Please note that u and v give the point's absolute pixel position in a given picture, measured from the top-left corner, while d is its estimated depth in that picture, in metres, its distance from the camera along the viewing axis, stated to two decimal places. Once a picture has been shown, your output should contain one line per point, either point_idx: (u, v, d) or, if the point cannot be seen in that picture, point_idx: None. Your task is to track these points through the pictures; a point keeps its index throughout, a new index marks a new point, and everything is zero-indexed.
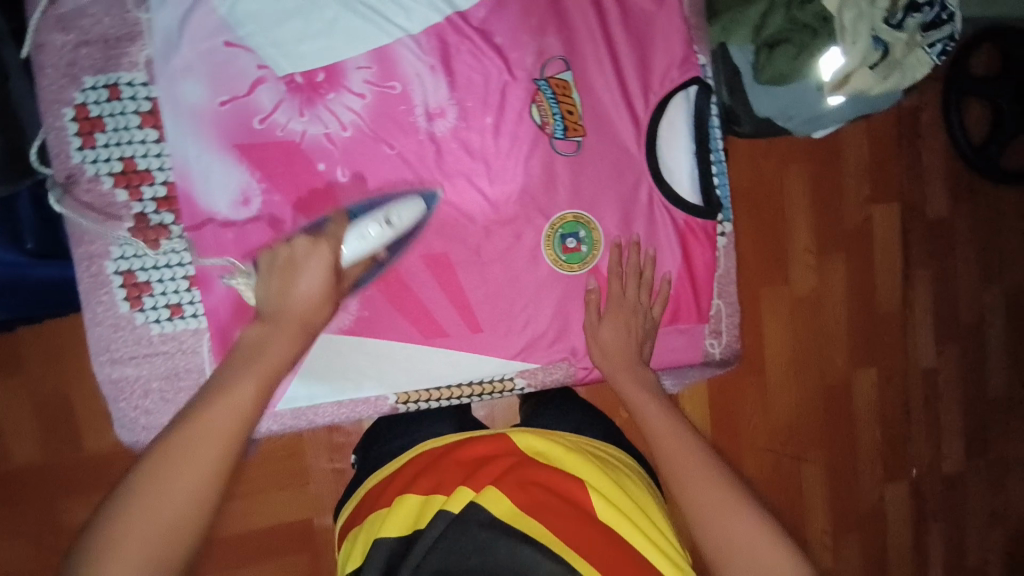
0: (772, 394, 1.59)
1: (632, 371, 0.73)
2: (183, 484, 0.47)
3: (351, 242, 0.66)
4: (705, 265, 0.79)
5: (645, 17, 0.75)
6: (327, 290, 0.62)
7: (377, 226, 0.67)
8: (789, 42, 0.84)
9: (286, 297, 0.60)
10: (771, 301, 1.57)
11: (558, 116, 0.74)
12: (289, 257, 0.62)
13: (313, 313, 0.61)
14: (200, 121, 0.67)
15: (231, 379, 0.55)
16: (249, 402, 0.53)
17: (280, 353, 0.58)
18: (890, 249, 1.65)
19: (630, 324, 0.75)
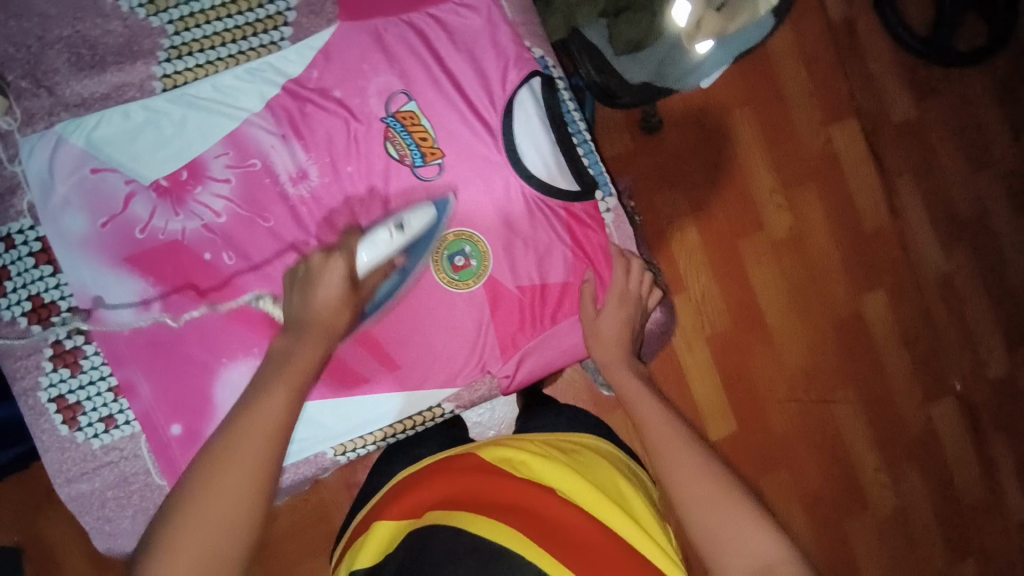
0: (780, 344, 1.52)
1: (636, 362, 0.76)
2: (234, 481, 0.53)
3: (366, 254, 0.71)
4: (601, 250, 0.79)
5: (470, 29, 0.77)
6: (345, 300, 0.68)
7: (387, 233, 0.72)
8: (631, 8, 0.85)
9: (311, 307, 0.66)
10: (751, 251, 1.51)
11: (413, 146, 0.76)
12: (309, 269, 0.69)
13: (336, 320, 0.67)
14: (88, 245, 0.73)
15: (260, 393, 0.60)
16: (282, 408, 0.59)
17: (304, 360, 0.63)
18: (864, 165, 1.56)
19: (627, 316, 0.77)
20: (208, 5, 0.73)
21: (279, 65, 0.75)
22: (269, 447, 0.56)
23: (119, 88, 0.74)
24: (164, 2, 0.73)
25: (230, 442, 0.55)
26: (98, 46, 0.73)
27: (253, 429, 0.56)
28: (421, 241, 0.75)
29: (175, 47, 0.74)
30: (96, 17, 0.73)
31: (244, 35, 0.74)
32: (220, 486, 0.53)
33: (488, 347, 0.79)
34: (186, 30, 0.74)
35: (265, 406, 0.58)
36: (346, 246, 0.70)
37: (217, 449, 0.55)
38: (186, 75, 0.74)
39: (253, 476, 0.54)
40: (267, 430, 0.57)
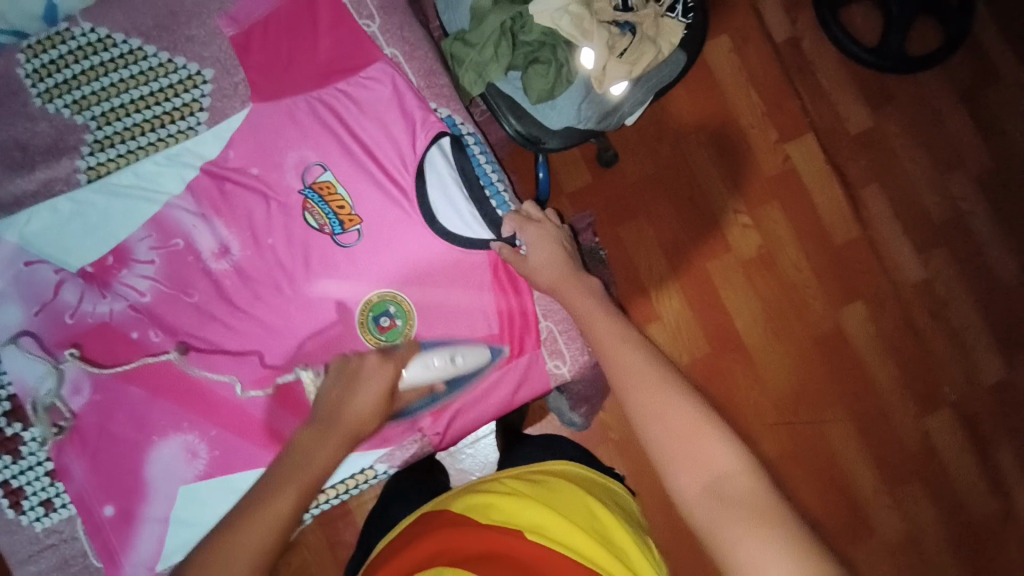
0: (760, 365, 1.49)
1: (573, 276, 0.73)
2: (239, 565, 0.54)
3: (417, 370, 0.76)
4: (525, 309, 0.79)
5: (377, 98, 0.79)
6: (381, 410, 0.71)
7: (440, 358, 0.77)
8: (539, 61, 0.88)
9: (345, 406, 0.69)
10: (720, 275, 1.50)
11: (331, 214, 0.79)
12: (357, 368, 0.73)
13: (364, 427, 0.69)
14: (20, 335, 0.76)
15: (269, 495, 0.61)
16: (288, 508, 0.60)
17: (322, 459, 0.65)
18: (826, 179, 1.54)
19: (551, 241, 0.76)
20: (127, 99, 0.78)
21: (197, 148, 0.78)
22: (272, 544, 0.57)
23: (47, 184, 0.77)
24: (86, 101, 0.78)
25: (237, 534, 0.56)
26: (29, 147, 0.78)
27: (256, 526, 0.57)
28: (466, 376, 0.78)
29: (98, 140, 0.78)
30: (26, 121, 0.78)
31: (162, 123, 0.78)
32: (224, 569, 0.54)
33: (416, 405, 0.79)
34: (108, 125, 0.78)
35: (271, 504, 0.59)
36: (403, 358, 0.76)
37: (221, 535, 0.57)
38: (110, 165, 0.78)
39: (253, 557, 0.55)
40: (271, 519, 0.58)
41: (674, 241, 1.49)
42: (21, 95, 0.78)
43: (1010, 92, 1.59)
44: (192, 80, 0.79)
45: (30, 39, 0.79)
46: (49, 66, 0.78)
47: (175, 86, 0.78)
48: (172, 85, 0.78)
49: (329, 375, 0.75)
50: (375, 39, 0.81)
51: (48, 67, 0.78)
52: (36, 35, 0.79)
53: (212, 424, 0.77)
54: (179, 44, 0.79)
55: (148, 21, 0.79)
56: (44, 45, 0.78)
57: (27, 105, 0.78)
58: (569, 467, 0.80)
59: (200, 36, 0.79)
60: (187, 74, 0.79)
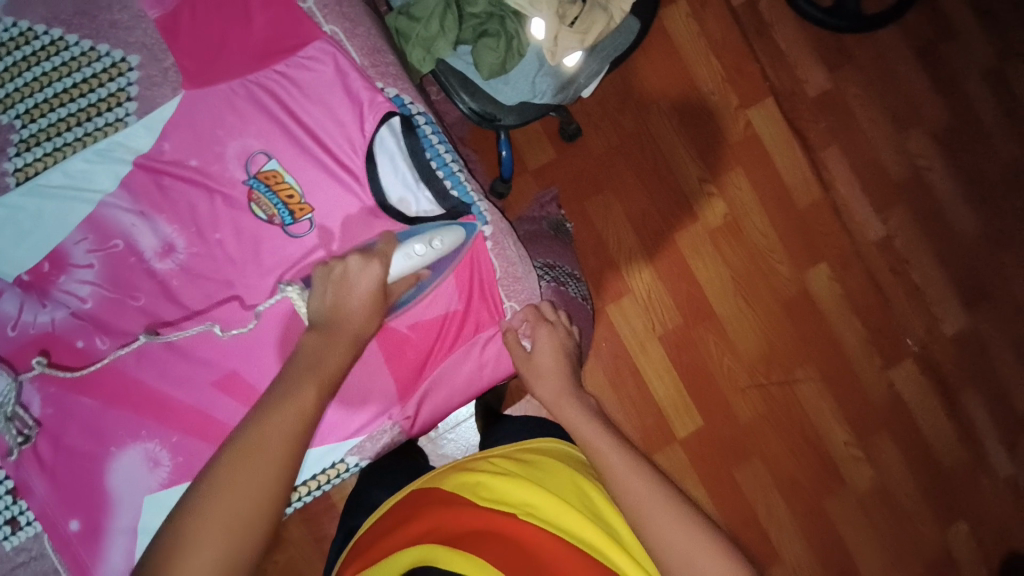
0: (733, 331, 1.52)
1: (572, 398, 0.76)
2: (255, 470, 0.57)
3: (399, 261, 0.71)
4: (489, 284, 0.77)
5: (319, 79, 0.76)
6: (376, 306, 0.69)
7: (425, 246, 0.72)
8: (488, 33, 0.85)
9: (341, 313, 0.68)
10: (688, 244, 1.51)
11: (280, 205, 0.76)
12: (342, 271, 0.70)
13: (367, 326, 0.69)
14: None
15: (288, 391, 0.63)
16: (310, 405, 0.62)
17: (333, 365, 0.66)
18: (788, 142, 1.55)
19: (560, 344, 0.77)
20: (50, 93, 0.73)
21: (132, 141, 0.74)
22: (293, 440, 0.60)
23: None
24: (7, 98, 0.73)
25: (254, 436, 0.59)
26: None
27: (274, 426, 0.60)
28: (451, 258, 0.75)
29: (24, 140, 0.73)
30: None
31: (90, 116, 0.74)
32: (243, 472, 0.57)
33: (386, 391, 0.77)
34: (33, 122, 0.73)
35: (293, 400, 0.62)
36: (382, 245, 0.72)
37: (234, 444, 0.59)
38: (37, 165, 0.73)
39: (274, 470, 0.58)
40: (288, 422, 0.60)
41: (643, 213, 1.49)
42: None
43: (962, 48, 1.61)
44: (118, 68, 0.74)
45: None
46: None
47: (100, 75, 0.74)
48: (97, 75, 0.74)
49: (315, 285, 0.72)
50: (312, 17, 0.76)
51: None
52: None
53: (172, 429, 0.74)
54: (102, 31, 0.74)
55: (68, 9, 0.74)
56: None
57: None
58: (555, 445, 0.80)
59: (124, 21, 0.74)
60: (112, 62, 0.74)
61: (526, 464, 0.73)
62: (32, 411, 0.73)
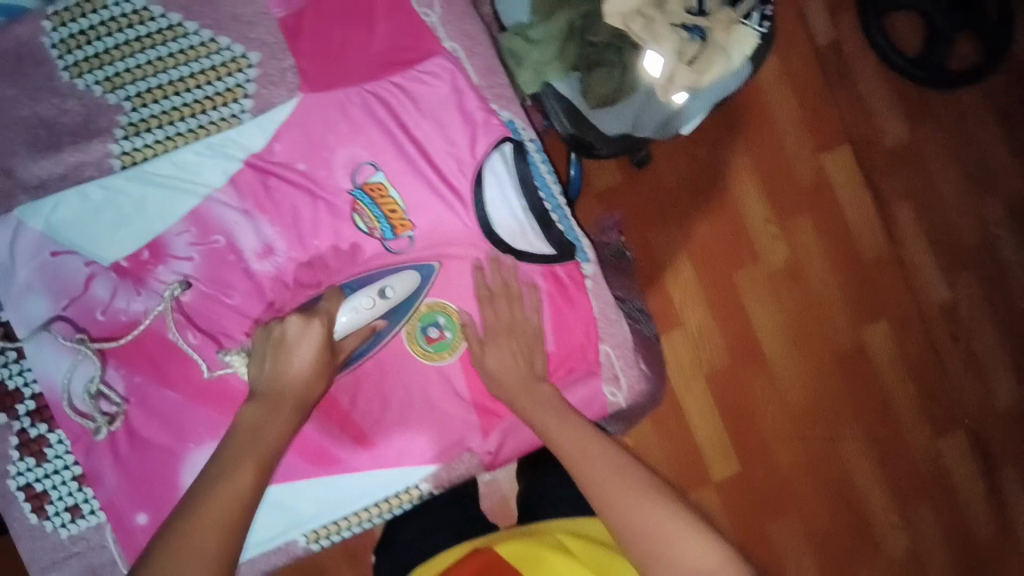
0: (780, 379, 1.48)
1: (532, 397, 0.70)
2: (194, 553, 0.52)
3: (345, 317, 0.69)
4: (586, 322, 0.75)
5: (436, 96, 0.74)
6: (321, 367, 0.66)
7: (368, 298, 0.70)
8: (603, 64, 0.82)
9: (282, 378, 0.65)
10: (745, 284, 1.46)
11: (382, 218, 0.75)
12: (282, 337, 0.66)
13: (311, 388, 0.65)
14: (49, 325, 0.71)
15: (219, 474, 0.59)
16: (246, 487, 0.58)
17: (272, 435, 0.62)
18: (860, 191, 1.51)
19: (512, 347, 0.73)
20: (166, 80, 0.71)
21: (241, 139, 0.73)
22: (234, 522, 0.56)
23: (76, 168, 0.71)
24: (120, 79, 0.71)
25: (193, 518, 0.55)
26: (55, 126, 0.71)
27: (207, 512, 0.55)
28: (406, 307, 0.74)
29: (133, 124, 0.71)
30: (53, 97, 0.71)
31: (204, 108, 0.72)
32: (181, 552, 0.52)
33: (471, 422, 0.75)
34: (144, 106, 0.71)
35: (231, 479, 0.58)
36: (326, 308, 0.69)
37: (179, 523, 0.55)
38: (145, 152, 0.72)
39: (214, 545, 0.54)
40: (233, 497, 0.57)
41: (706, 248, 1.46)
42: (45, 67, 0.72)
43: None
44: (237, 64, 0.72)
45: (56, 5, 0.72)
46: (78, 36, 0.71)
47: (219, 68, 0.72)
48: (214, 68, 0.72)
49: (255, 350, 0.69)
50: (434, 31, 0.74)
51: (78, 38, 0.72)
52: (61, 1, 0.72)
53: None
54: (223, 22, 0.72)
55: None
56: (69, 11, 0.72)
57: (53, 78, 0.72)
58: None
59: (247, 15, 0.72)
60: (231, 56, 0.72)
61: (582, 544, 0.70)
62: (117, 388, 0.72)
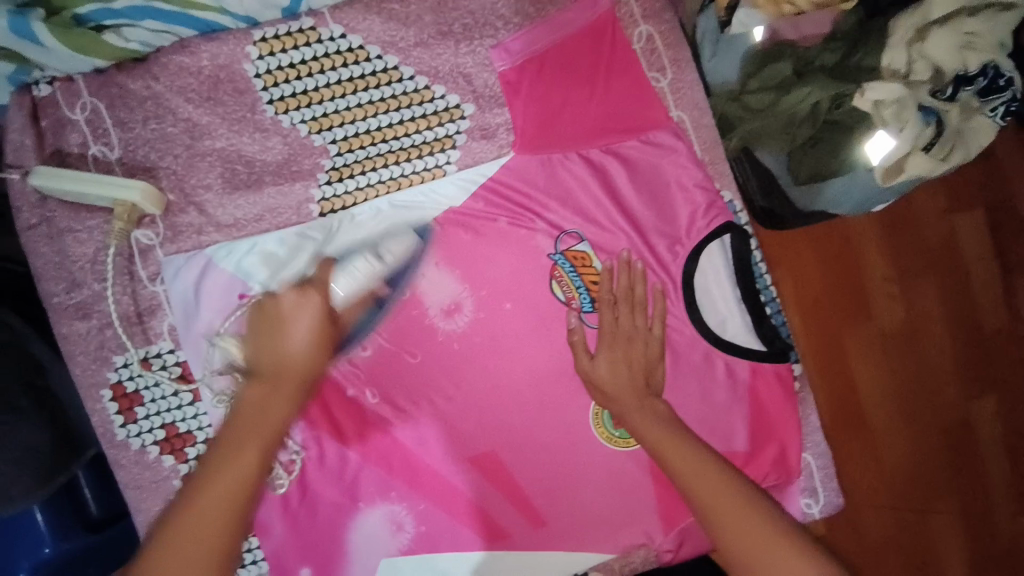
0: (872, 444, 1.16)
1: (643, 407, 0.63)
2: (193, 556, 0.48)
3: (345, 280, 0.61)
4: (793, 430, 0.71)
5: (655, 168, 0.70)
6: (325, 342, 0.56)
7: (366, 261, 0.63)
8: (823, 142, 0.74)
9: (280, 358, 0.54)
10: (853, 346, 1.16)
11: (582, 289, 0.70)
12: (275, 314, 0.56)
13: (313, 371, 0.56)
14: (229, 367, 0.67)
15: (216, 464, 0.51)
16: (252, 479, 0.51)
17: (274, 419, 0.53)
18: (987, 257, 1.19)
19: (630, 357, 0.65)
20: (375, 125, 0.67)
21: (445, 194, 0.69)
22: (226, 530, 0.50)
23: (274, 211, 0.67)
24: (327, 120, 0.66)
25: (196, 512, 0.49)
26: (255, 163, 0.66)
27: (206, 512, 0.49)
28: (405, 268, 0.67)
29: (337, 168, 0.67)
30: (254, 130, 0.66)
31: (410, 157, 0.68)
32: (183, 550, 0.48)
33: (650, 514, 0.71)
34: (351, 151, 0.67)
35: (233, 467, 0.51)
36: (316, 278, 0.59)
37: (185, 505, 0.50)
38: (346, 199, 0.68)
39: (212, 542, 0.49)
40: (235, 484, 0.51)
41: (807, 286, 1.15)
42: (247, 98, 0.65)
43: None
44: (451, 113, 0.68)
45: (263, 30, 0.65)
46: (286, 68, 0.65)
47: (430, 116, 0.67)
48: (425, 116, 0.67)
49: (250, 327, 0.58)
50: (663, 99, 0.70)
51: (285, 71, 0.65)
52: (267, 26, 0.65)
53: (419, 497, 0.70)
54: (443, 70, 0.67)
55: (410, 37, 0.66)
56: (279, 38, 0.65)
57: (255, 110, 0.65)
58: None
59: (468, 66, 0.67)
60: (445, 106, 0.68)
61: None
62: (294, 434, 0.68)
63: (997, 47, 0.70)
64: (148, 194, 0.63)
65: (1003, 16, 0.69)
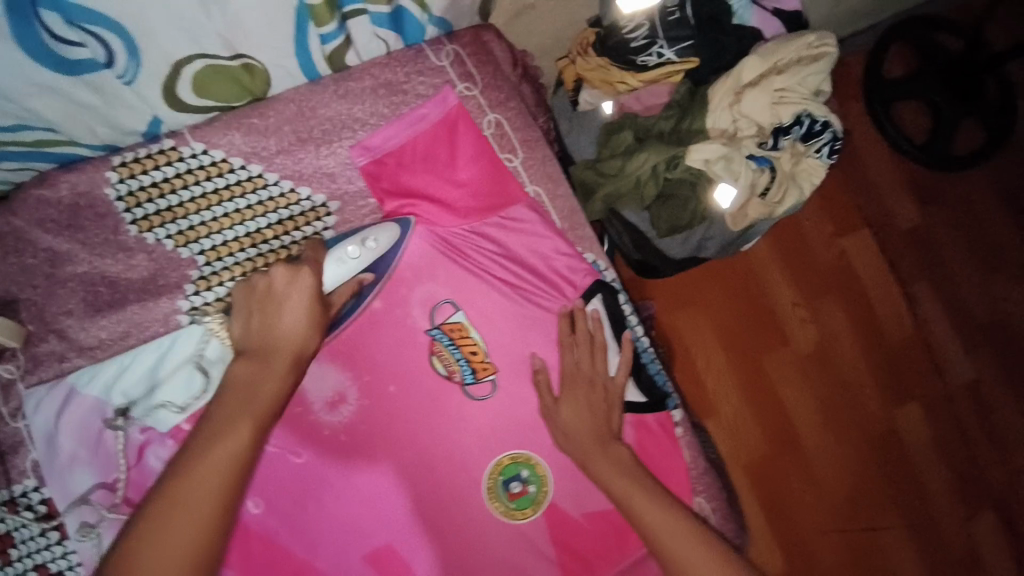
0: (815, 462, 1.28)
1: (605, 454, 0.66)
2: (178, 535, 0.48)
3: (333, 267, 0.66)
4: (683, 477, 0.73)
5: (521, 241, 0.73)
6: (317, 319, 0.60)
7: (353, 245, 0.67)
8: (676, 195, 0.80)
9: (274, 332, 0.58)
10: (776, 370, 1.30)
11: (462, 361, 0.72)
12: (271, 288, 0.60)
13: (306, 342, 0.59)
14: (88, 496, 0.66)
15: (214, 433, 0.52)
16: (243, 449, 0.52)
17: (267, 390, 0.55)
18: (884, 278, 1.35)
19: (591, 399, 0.69)
20: (242, 232, 0.69)
21: None
22: (221, 497, 0.50)
23: (138, 326, 0.68)
24: (192, 232, 0.68)
25: (186, 490, 0.49)
26: (117, 283, 0.67)
27: (200, 490, 0.49)
28: (389, 258, 0.70)
29: (205, 278, 0.68)
30: (117, 251, 0.67)
31: (278, 258, 0.70)
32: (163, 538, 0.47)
33: None
34: (218, 260, 0.69)
35: (223, 442, 0.51)
36: (312, 259, 0.64)
37: (162, 491, 0.49)
38: (215, 306, 0.69)
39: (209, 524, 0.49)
40: (231, 454, 0.51)
41: (733, 331, 1.30)
42: (108, 221, 0.66)
43: None
44: (316, 212, 0.71)
45: (122, 155, 0.66)
46: (146, 188, 0.67)
47: (297, 218, 0.71)
48: (292, 218, 0.70)
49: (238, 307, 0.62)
50: (518, 176, 0.74)
51: (147, 190, 0.67)
52: (126, 149, 0.66)
53: None
54: (306, 173, 0.70)
55: (272, 146, 0.69)
56: (137, 161, 0.66)
57: (118, 232, 0.67)
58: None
59: (330, 166, 0.71)
60: (311, 206, 0.71)
61: None
62: None
63: (810, 96, 0.77)
64: (7, 330, 0.64)
65: (812, 69, 0.76)
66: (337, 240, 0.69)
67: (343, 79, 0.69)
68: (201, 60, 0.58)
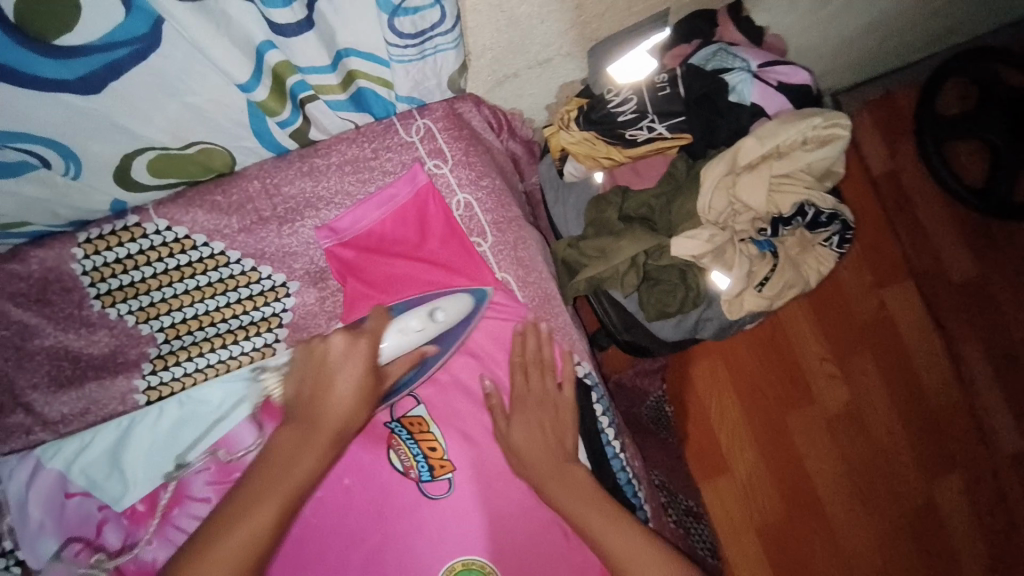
0: (842, 538, 1.15)
1: (560, 478, 0.62)
2: None
3: (393, 338, 0.62)
4: None
5: (486, 331, 0.71)
6: (366, 392, 0.58)
7: (418, 320, 0.63)
8: (662, 282, 0.76)
9: (322, 404, 0.56)
10: (800, 434, 1.17)
11: (419, 456, 0.69)
12: (324, 356, 0.58)
13: (354, 419, 0.56)
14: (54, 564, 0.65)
15: (235, 514, 0.50)
16: (265, 535, 0.49)
17: (302, 469, 0.52)
18: (929, 336, 1.20)
19: (542, 419, 0.66)
20: (201, 310, 0.68)
21: None
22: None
23: (98, 403, 0.69)
24: (154, 308, 0.68)
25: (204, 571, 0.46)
26: (81, 359, 0.68)
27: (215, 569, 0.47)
28: (454, 330, 0.67)
29: (162, 356, 0.69)
30: (80, 326, 0.67)
31: (235, 339, 0.69)
32: None
33: None
34: (177, 338, 0.68)
35: (251, 518, 0.49)
36: (373, 330, 0.61)
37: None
38: (172, 385, 0.69)
39: None
40: (248, 543, 0.48)
41: (752, 386, 1.18)
42: (74, 296, 0.67)
43: None
44: (276, 292, 0.69)
45: (89, 231, 0.66)
46: (111, 264, 0.66)
47: (256, 297, 0.69)
48: (252, 297, 0.69)
49: (294, 365, 0.61)
50: (489, 261, 0.70)
51: (112, 266, 0.67)
52: (95, 225, 0.67)
53: None
54: (269, 253, 0.69)
55: (234, 224, 0.67)
56: (102, 238, 0.66)
57: (82, 307, 0.67)
58: None
59: (293, 246, 0.69)
60: (271, 285, 0.69)
61: None
62: None
63: (815, 182, 0.70)
64: None
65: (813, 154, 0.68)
66: (404, 308, 0.65)
67: (310, 155, 0.68)
68: (153, 150, 0.58)
